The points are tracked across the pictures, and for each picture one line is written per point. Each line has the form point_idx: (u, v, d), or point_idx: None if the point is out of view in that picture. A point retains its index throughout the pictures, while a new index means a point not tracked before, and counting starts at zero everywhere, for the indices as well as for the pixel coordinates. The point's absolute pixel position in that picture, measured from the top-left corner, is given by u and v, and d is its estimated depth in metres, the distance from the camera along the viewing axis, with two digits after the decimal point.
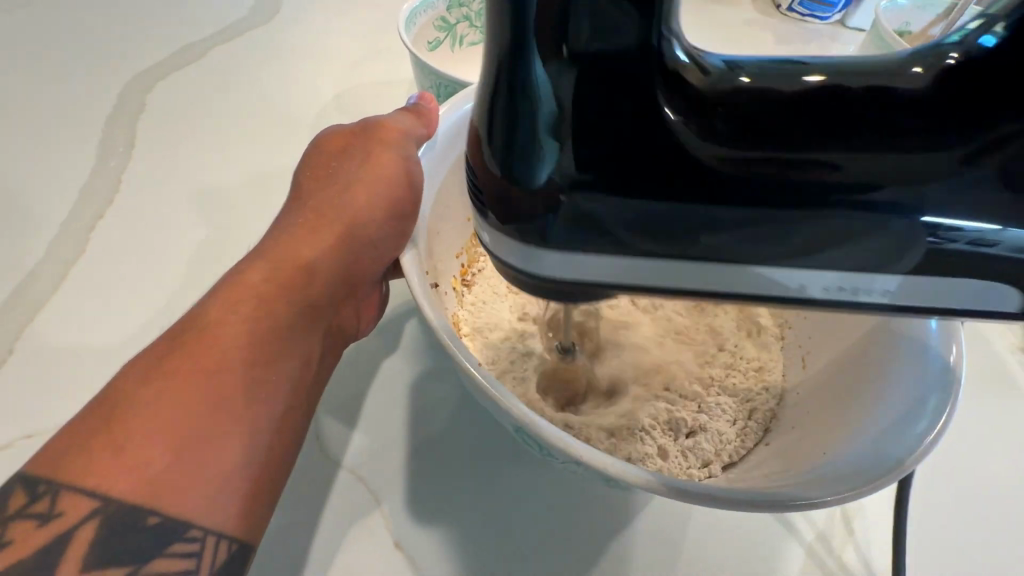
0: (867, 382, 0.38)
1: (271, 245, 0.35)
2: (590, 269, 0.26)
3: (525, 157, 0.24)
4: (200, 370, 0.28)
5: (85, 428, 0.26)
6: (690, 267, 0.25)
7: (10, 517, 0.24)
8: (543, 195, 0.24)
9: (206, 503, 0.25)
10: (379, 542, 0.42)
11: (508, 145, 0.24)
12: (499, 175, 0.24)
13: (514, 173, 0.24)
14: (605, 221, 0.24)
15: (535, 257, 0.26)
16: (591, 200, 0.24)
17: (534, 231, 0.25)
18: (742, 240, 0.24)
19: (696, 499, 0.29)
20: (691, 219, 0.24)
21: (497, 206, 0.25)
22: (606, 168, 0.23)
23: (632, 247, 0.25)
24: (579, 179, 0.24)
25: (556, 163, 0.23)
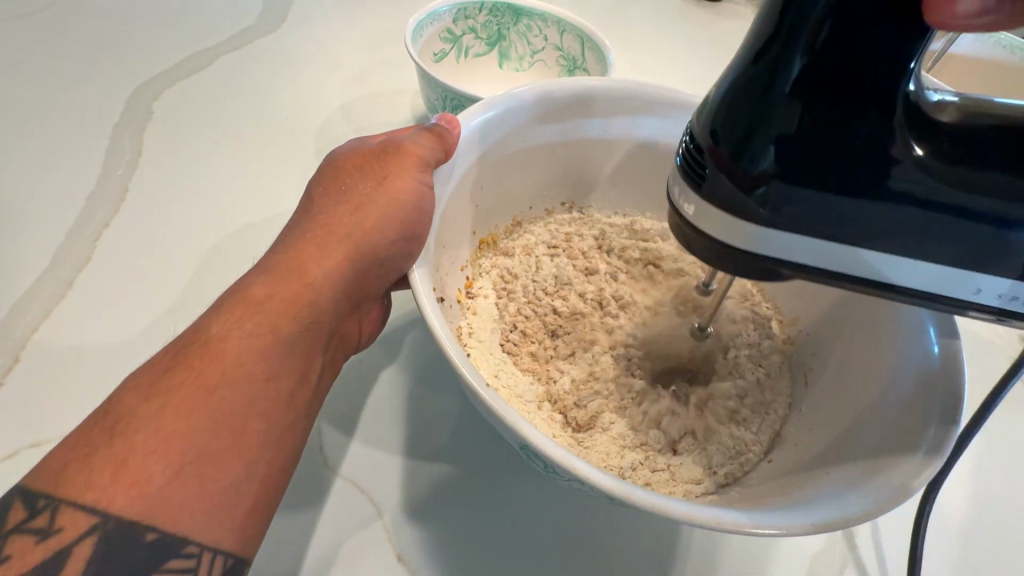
0: (874, 403, 0.39)
1: (279, 258, 0.35)
2: (754, 242, 0.30)
3: (748, 144, 0.28)
4: (202, 385, 0.28)
5: (86, 442, 0.26)
6: (834, 252, 0.30)
7: (7, 532, 0.24)
8: (759, 176, 0.29)
9: (203, 520, 0.25)
10: (377, 555, 0.42)
11: (736, 134, 0.28)
12: (721, 154, 0.29)
13: (740, 156, 0.29)
14: (785, 206, 0.29)
15: (711, 214, 0.30)
16: (787, 190, 0.29)
17: (739, 204, 0.29)
18: (859, 229, 0.29)
19: (704, 523, 0.29)
20: (837, 214, 0.29)
21: (710, 180, 0.30)
22: (812, 163, 0.28)
23: (794, 228, 0.30)
24: (787, 167, 0.28)
25: (772, 157, 0.28)
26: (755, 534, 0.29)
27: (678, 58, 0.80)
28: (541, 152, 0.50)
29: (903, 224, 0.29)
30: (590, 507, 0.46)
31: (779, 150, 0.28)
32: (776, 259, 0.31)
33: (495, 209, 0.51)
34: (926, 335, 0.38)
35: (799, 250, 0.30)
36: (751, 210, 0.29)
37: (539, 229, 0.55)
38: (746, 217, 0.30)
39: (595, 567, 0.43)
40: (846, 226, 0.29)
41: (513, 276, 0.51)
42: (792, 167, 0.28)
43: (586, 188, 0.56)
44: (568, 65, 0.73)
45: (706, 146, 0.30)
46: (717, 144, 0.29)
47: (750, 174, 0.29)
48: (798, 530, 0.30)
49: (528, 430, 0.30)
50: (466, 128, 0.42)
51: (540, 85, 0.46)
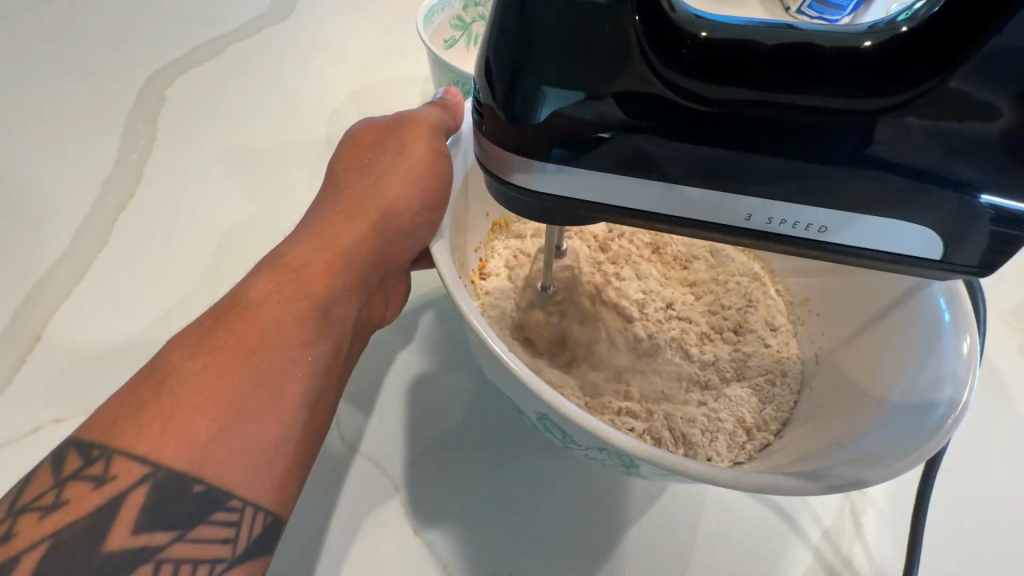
0: (883, 374, 0.39)
1: (309, 230, 0.36)
2: (545, 186, 0.29)
3: (515, 90, 0.27)
4: (243, 346, 0.28)
5: (134, 398, 0.27)
6: (682, 197, 0.28)
7: (65, 479, 0.25)
8: (534, 118, 0.27)
9: (246, 475, 0.26)
10: (398, 526, 0.43)
11: (502, 81, 0.27)
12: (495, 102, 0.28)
13: (509, 101, 0.27)
14: (586, 151, 0.28)
15: (518, 167, 0.29)
16: (590, 132, 0.27)
17: (526, 149, 0.28)
18: (784, 194, 0.27)
19: (723, 482, 0.29)
20: (684, 155, 0.27)
21: (491, 127, 0.29)
22: (589, 97, 0.27)
23: (599, 169, 0.28)
24: (561, 108, 0.27)
25: (547, 99, 0.27)
26: (772, 493, 0.30)
27: None
28: None
29: (880, 194, 0.27)
30: (606, 481, 0.47)
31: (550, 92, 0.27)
32: (584, 204, 0.29)
33: None
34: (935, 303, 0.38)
35: (628, 198, 0.29)
36: (549, 161, 0.28)
37: None
38: (547, 166, 0.28)
39: (614, 537, 0.44)
40: (802, 194, 0.27)
41: (526, 256, 0.52)
42: (572, 109, 0.27)
43: None
44: None
45: (484, 95, 0.28)
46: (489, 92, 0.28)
47: (527, 116, 0.27)
48: (816, 491, 0.31)
49: (554, 397, 0.31)
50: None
51: None
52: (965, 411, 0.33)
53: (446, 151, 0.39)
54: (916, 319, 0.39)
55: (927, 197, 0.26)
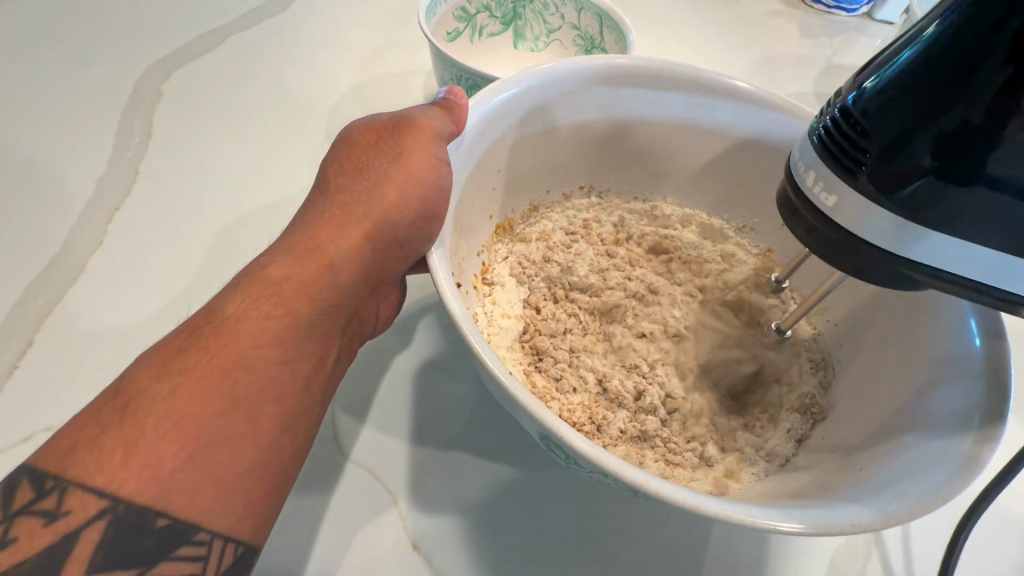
0: (910, 393, 0.37)
1: (296, 238, 0.34)
2: (853, 218, 0.30)
3: (906, 143, 0.28)
4: (216, 367, 0.27)
5: (96, 422, 0.25)
6: (934, 238, 0.29)
7: (15, 513, 0.23)
8: (914, 170, 0.28)
9: (213, 506, 0.24)
10: (388, 543, 0.42)
11: (893, 131, 0.28)
12: (876, 143, 0.29)
13: (895, 149, 0.28)
14: (924, 201, 0.28)
15: (853, 212, 0.30)
16: (948, 188, 0.28)
17: (885, 198, 0.29)
18: (953, 214, 0.28)
19: (738, 519, 0.27)
20: (967, 206, 0.28)
21: (862, 171, 0.29)
22: (960, 161, 0.27)
23: (904, 214, 0.29)
24: (944, 163, 0.27)
25: (928, 153, 0.28)
26: (793, 530, 0.28)
27: (697, 38, 0.76)
28: (563, 134, 0.48)
29: (979, 207, 0.28)
30: (608, 498, 0.45)
31: (943, 148, 0.27)
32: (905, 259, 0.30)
33: (512, 193, 0.50)
34: (966, 323, 0.36)
35: (907, 239, 0.29)
36: (893, 203, 0.29)
37: (557, 214, 0.53)
38: (886, 209, 0.29)
39: (613, 558, 0.42)
40: (970, 224, 0.28)
41: (530, 262, 0.50)
42: (958, 168, 0.27)
43: (606, 171, 0.54)
44: (586, 44, 0.70)
45: (865, 137, 0.29)
46: (873, 139, 0.29)
47: (901, 171, 0.28)
48: (845, 530, 0.28)
49: (559, 422, 0.29)
50: (487, 105, 0.40)
51: (570, 64, 0.44)
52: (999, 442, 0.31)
53: (445, 157, 0.37)
54: (946, 336, 0.37)
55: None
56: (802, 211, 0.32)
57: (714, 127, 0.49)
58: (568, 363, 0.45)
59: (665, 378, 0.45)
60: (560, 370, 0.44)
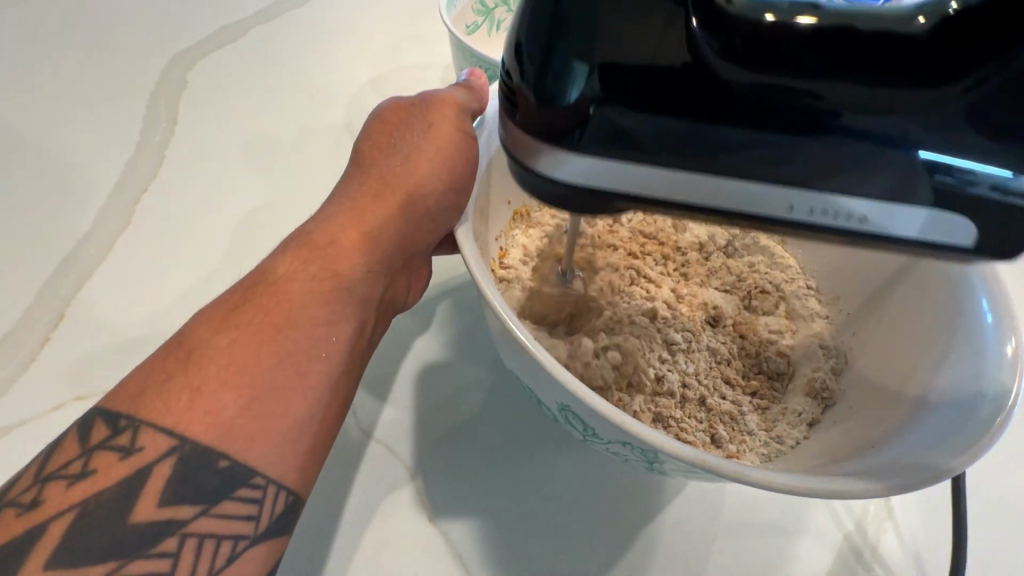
0: (918, 375, 0.38)
1: (334, 209, 0.36)
2: (563, 165, 0.29)
3: (552, 76, 0.28)
4: (270, 323, 0.28)
5: (161, 369, 0.27)
6: (655, 172, 0.29)
7: (92, 448, 0.25)
8: (574, 108, 0.28)
9: (270, 452, 0.26)
10: (412, 514, 0.43)
11: (534, 60, 0.28)
12: (528, 90, 0.28)
13: (542, 92, 0.28)
14: (624, 136, 0.28)
15: (551, 157, 0.29)
16: (607, 114, 0.28)
17: (571, 139, 0.29)
18: (825, 171, 0.28)
19: (757, 482, 0.29)
20: (669, 132, 0.28)
21: (527, 112, 0.29)
22: (648, 94, 0.27)
23: (607, 153, 0.29)
24: (599, 97, 0.28)
25: (580, 82, 0.27)
26: (807, 494, 0.29)
27: None
28: None
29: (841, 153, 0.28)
30: (624, 475, 0.46)
31: (585, 81, 0.27)
32: (668, 198, 0.30)
33: None
34: (977, 304, 0.37)
35: (605, 173, 0.29)
36: (576, 142, 0.29)
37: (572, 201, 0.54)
38: (570, 149, 0.29)
39: (630, 533, 0.43)
40: (680, 149, 0.28)
41: (549, 248, 0.51)
42: (622, 99, 0.27)
43: None
44: None
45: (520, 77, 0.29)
46: (527, 76, 0.28)
47: (572, 111, 0.28)
48: (858, 496, 0.30)
49: (584, 390, 0.30)
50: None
51: None
52: (1011, 415, 0.32)
53: (472, 133, 0.39)
54: (956, 318, 0.38)
55: (907, 169, 0.28)
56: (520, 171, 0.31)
57: None
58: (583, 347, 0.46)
59: (678, 363, 0.46)
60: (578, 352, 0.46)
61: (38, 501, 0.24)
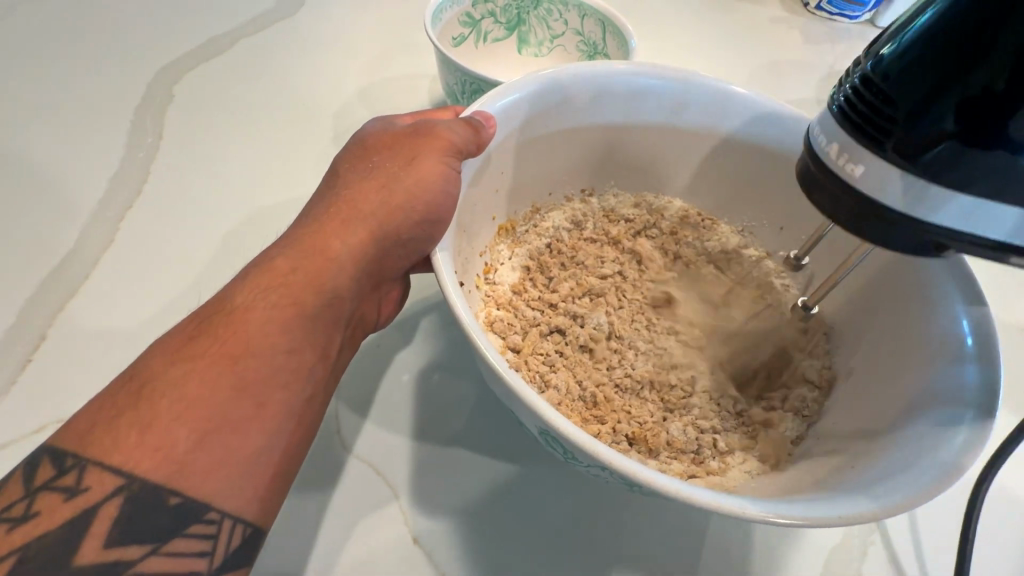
0: (900, 396, 0.38)
1: (301, 234, 0.35)
2: (889, 189, 0.30)
3: (934, 105, 0.28)
4: (226, 354, 0.28)
5: (112, 404, 0.26)
6: (937, 202, 0.30)
7: (36, 489, 0.25)
8: (936, 134, 0.28)
9: (224, 485, 0.26)
10: (389, 537, 0.42)
11: (919, 91, 0.28)
12: (896, 113, 0.29)
13: (913, 117, 0.29)
14: (947, 167, 0.29)
15: (858, 173, 0.30)
16: (957, 144, 0.28)
17: (905, 166, 0.29)
18: (963, 174, 0.29)
19: (729, 510, 0.28)
20: (985, 165, 0.28)
21: (896, 138, 0.29)
22: (984, 118, 0.28)
23: (927, 178, 0.29)
24: (965, 126, 0.28)
25: (953, 116, 0.28)
26: (785, 524, 0.29)
27: (700, 44, 0.78)
28: (568, 137, 0.50)
29: (983, 165, 0.28)
30: (604, 492, 0.46)
31: (961, 111, 0.28)
32: (929, 225, 0.30)
33: (515, 195, 0.51)
34: (958, 326, 0.37)
35: (924, 197, 0.30)
36: (916, 168, 0.29)
37: (558, 215, 0.54)
38: (910, 176, 0.29)
39: (611, 551, 0.43)
40: (954, 179, 0.29)
41: (535, 264, 0.52)
42: (976, 128, 0.28)
43: (607, 175, 0.55)
44: (588, 49, 0.72)
45: (896, 98, 0.29)
46: (902, 100, 0.29)
47: (925, 134, 0.28)
48: (843, 522, 0.29)
49: (558, 416, 0.30)
50: (495, 110, 0.42)
51: (579, 69, 0.46)
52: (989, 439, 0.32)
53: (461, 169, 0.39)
54: (937, 340, 0.38)
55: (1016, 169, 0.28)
56: (821, 182, 0.32)
57: (724, 132, 0.50)
58: (563, 361, 0.46)
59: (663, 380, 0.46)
60: (556, 366, 0.45)
61: None
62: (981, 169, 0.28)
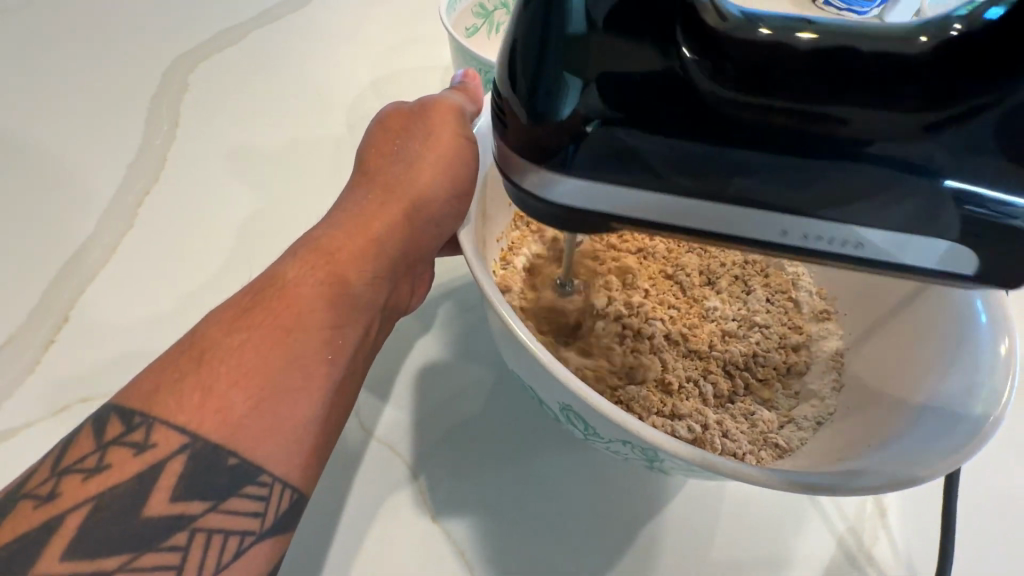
0: (915, 378, 0.39)
1: (344, 216, 0.37)
2: (553, 191, 0.29)
3: (548, 91, 0.27)
4: (278, 326, 0.29)
5: (173, 368, 0.27)
6: (692, 205, 0.29)
7: (108, 443, 0.26)
8: (568, 124, 0.27)
9: (278, 450, 0.27)
10: (415, 514, 0.44)
11: (529, 71, 0.27)
12: (520, 107, 0.28)
13: (540, 109, 0.27)
14: (696, 168, 0.27)
15: (540, 176, 0.29)
16: (615, 134, 0.27)
17: (577, 163, 0.28)
18: (797, 185, 0.27)
19: (752, 478, 0.30)
20: (760, 167, 0.27)
21: (515, 128, 0.28)
22: (661, 101, 0.26)
23: (673, 181, 0.28)
24: (604, 111, 0.27)
25: (579, 100, 0.27)
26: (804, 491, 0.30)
27: None
28: None
29: (790, 172, 0.27)
30: (627, 473, 0.47)
31: (576, 97, 0.27)
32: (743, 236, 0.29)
33: None
34: (971, 306, 0.38)
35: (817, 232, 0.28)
36: (610, 166, 0.28)
37: None
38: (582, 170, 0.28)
39: (636, 528, 0.44)
40: (704, 179, 0.28)
41: (552, 248, 0.51)
42: (653, 118, 0.27)
43: None
44: None
45: (552, 92, 0.27)
46: (521, 93, 0.28)
47: (566, 127, 0.27)
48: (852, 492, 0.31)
49: (592, 393, 0.31)
50: None
51: None
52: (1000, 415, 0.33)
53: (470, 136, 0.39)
54: (951, 321, 0.39)
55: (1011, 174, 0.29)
56: (513, 190, 0.31)
57: None
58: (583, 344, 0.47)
59: (681, 363, 0.47)
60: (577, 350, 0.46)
61: (54, 494, 0.24)
62: (726, 169, 0.27)
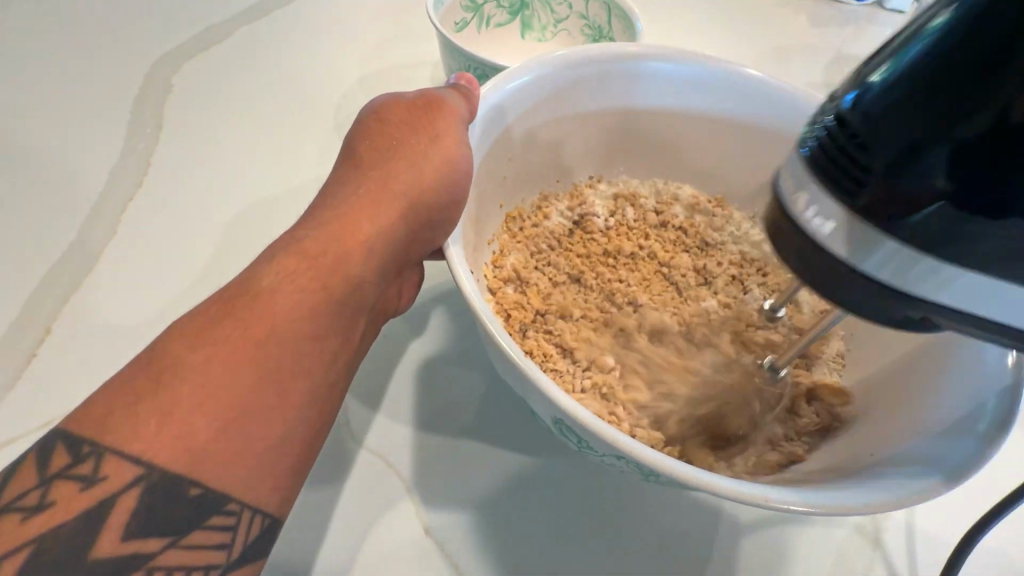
0: (924, 392, 0.38)
1: (330, 215, 0.35)
2: (873, 254, 0.27)
3: (920, 154, 0.25)
4: (246, 340, 0.28)
5: (130, 389, 0.26)
6: (889, 248, 0.27)
7: (51, 477, 0.24)
8: (924, 193, 0.25)
9: (245, 475, 0.26)
10: (402, 528, 0.42)
11: (922, 127, 0.25)
12: (875, 161, 0.26)
13: (898, 168, 0.25)
14: (920, 225, 0.26)
15: (817, 224, 0.28)
16: (930, 207, 0.25)
17: (892, 225, 0.26)
18: (929, 227, 0.26)
19: (751, 499, 0.28)
20: (976, 236, 0.25)
21: (857, 182, 0.26)
22: (975, 176, 0.25)
23: (899, 240, 0.26)
24: (960, 185, 0.25)
25: (948, 171, 0.25)
26: (803, 511, 0.29)
27: (707, 26, 0.76)
28: (578, 123, 0.49)
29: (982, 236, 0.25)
30: (624, 483, 0.45)
31: (958, 163, 0.25)
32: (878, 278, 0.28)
33: (523, 181, 0.50)
34: None
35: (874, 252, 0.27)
36: (899, 232, 0.26)
37: (566, 203, 0.53)
38: (870, 228, 0.26)
39: (631, 541, 0.43)
40: (931, 243, 0.26)
41: (544, 251, 0.50)
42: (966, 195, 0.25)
43: (613, 159, 0.54)
44: (593, 34, 0.70)
45: (936, 153, 0.25)
46: (879, 145, 0.26)
47: (914, 194, 0.25)
48: (849, 510, 0.29)
49: (578, 409, 0.30)
50: (500, 93, 0.41)
51: (587, 52, 0.45)
52: (1010, 428, 0.32)
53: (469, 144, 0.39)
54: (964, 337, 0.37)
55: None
56: (778, 228, 0.30)
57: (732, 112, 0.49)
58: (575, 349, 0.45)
59: (678, 367, 0.45)
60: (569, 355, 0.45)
61: None
62: (945, 235, 0.26)
